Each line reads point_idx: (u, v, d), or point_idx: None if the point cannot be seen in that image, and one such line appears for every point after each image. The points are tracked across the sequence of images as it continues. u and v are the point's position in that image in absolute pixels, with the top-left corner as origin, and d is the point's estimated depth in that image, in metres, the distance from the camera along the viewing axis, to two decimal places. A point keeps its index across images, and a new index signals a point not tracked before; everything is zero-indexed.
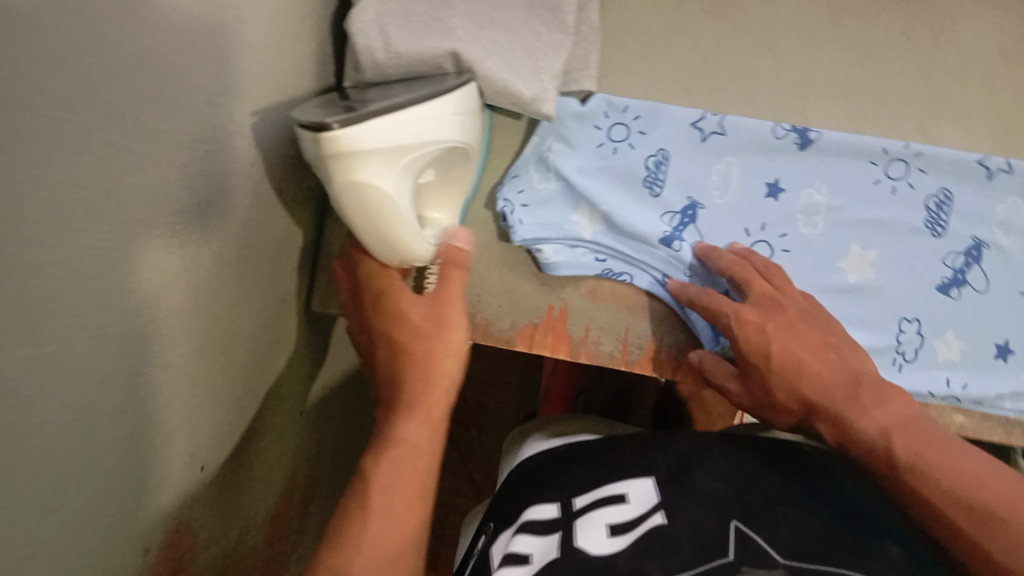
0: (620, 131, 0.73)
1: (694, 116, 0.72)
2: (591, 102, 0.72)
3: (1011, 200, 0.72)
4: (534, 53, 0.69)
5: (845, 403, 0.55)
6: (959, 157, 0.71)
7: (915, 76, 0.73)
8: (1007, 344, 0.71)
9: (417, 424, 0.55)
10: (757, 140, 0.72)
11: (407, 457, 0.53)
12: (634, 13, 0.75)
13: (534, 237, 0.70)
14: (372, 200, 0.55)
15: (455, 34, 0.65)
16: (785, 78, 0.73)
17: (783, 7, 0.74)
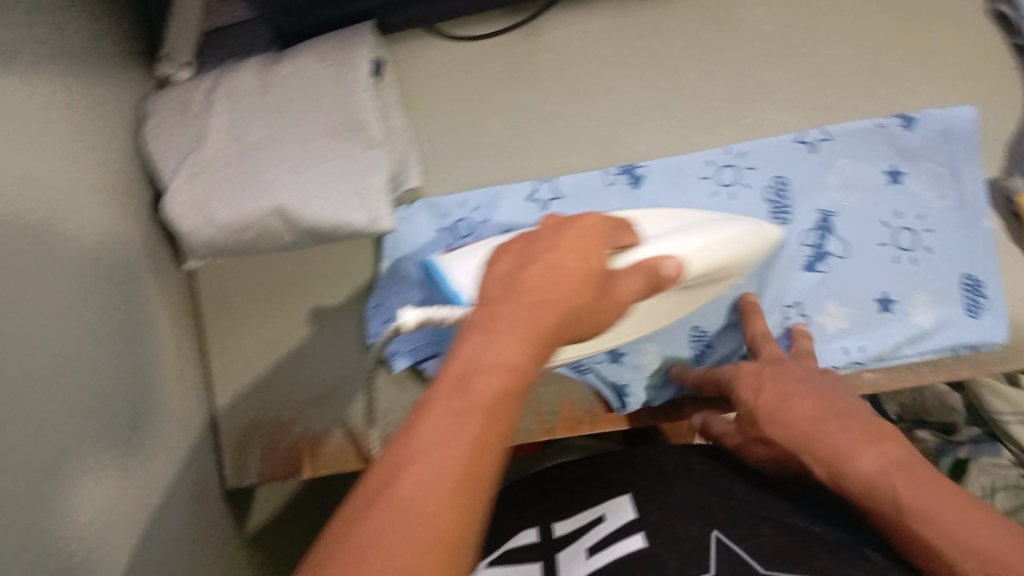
0: (463, 225, 0.72)
1: (526, 189, 0.73)
2: (413, 210, 0.74)
3: (843, 163, 0.72)
4: (355, 177, 0.69)
5: (834, 439, 0.51)
6: (777, 145, 0.73)
7: (711, 70, 0.74)
8: (890, 296, 0.69)
9: (495, 341, 0.37)
10: (590, 193, 0.72)
11: (513, 316, 0.38)
12: (434, 94, 0.75)
13: (418, 355, 0.74)
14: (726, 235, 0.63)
15: (275, 187, 0.68)
16: (594, 116, 0.74)
17: (567, 48, 0.75)
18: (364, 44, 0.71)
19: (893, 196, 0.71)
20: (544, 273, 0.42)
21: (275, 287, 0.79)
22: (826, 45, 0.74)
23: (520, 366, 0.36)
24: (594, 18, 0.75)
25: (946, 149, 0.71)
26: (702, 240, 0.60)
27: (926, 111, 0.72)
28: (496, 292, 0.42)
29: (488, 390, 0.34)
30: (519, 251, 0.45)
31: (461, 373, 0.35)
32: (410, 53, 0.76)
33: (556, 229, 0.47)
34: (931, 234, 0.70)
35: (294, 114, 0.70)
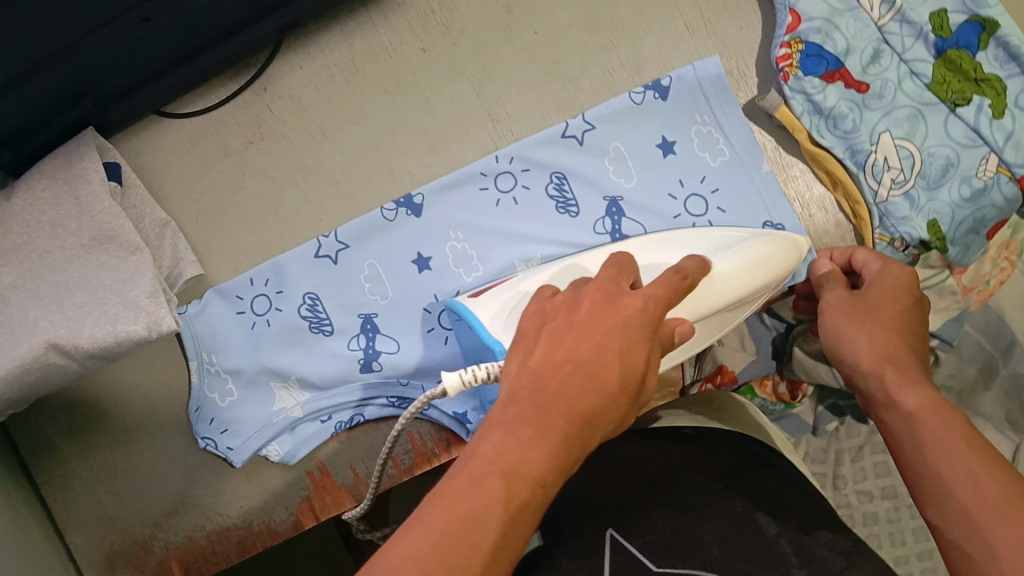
0: (262, 302, 0.71)
1: (311, 248, 0.71)
2: (206, 302, 0.71)
3: (614, 145, 0.71)
4: (124, 285, 0.66)
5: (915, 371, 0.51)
6: (542, 141, 0.71)
7: (450, 76, 0.73)
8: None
9: (513, 448, 0.35)
10: (376, 236, 0.71)
11: (540, 426, 0.36)
12: (187, 177, 0.73)
13: (255, 445, 0.70)
14: (758, 248, 0.60)
15: (42, 325, 0.64)
16: (353, 152, 0.73)
17: (304, 93, 0.74)
18: (90, 153, 0.68)
19: (671, 168, 0.71)
20: (575, 373, 0.38)
21: (89, 410, 0.73)
22: (549, 13, 0.73)
23: (540, 482, 0.35)
24: (320, 54, 0.74)
25: (706, 104, 0.71)
26: (737, 259, 0.58)
27: (676, 73, 0.71)
28: (531, 379, 0.38)
29: (499, 495, 0.33)
30: (551, 338, 0.40)
31: (475, 478, 0.34)
32: (147, 141, 0.73)
33: (600, 308, 0.41)
34: (717, 194, 0.70)
35: (41, 244, 0.67)
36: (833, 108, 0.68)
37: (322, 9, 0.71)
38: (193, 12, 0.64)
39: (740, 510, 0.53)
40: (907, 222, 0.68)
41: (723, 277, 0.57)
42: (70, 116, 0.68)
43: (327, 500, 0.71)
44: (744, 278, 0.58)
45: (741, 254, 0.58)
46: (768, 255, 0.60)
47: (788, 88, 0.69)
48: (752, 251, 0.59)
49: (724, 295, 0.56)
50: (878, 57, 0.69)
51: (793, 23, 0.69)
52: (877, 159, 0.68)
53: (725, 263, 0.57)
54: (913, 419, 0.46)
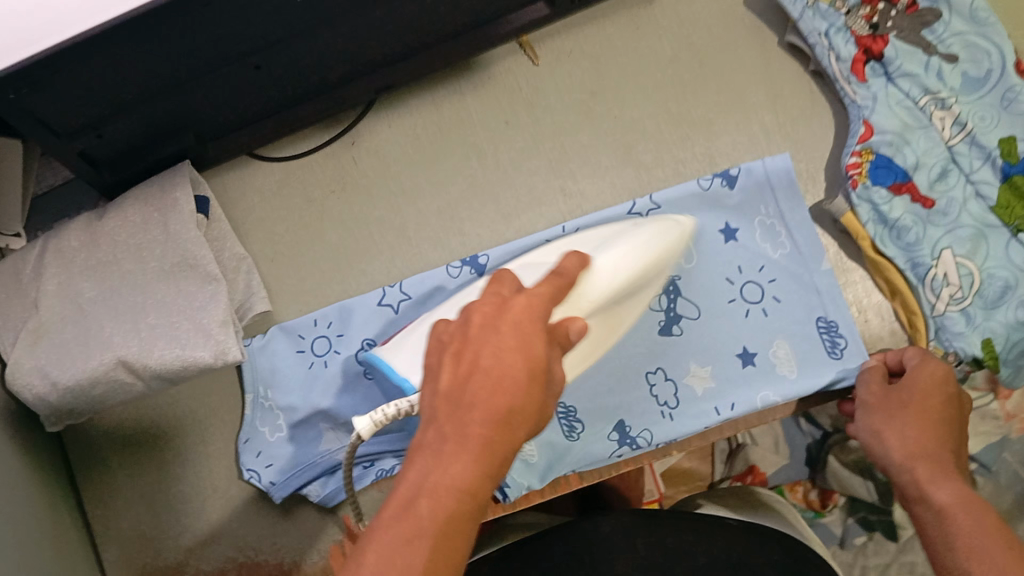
0: (323, 344, 0.73)
1: (376, 296, 0.73)
2: (270, 337, 0.74)
3: None
4: (197, 312, 0.69)
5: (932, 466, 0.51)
6: (610, 215, 0.72)
7: (529, 150, 0.77)
8: (749, 350, 0.69)
9: (438, 470, 0.36)
10: (438, 293, 0.73)
11: (455, 444, 0.36)
12: (269, 218, 0.76)
13: (297, 483, 0.71)
14: (650, 239, 0.62)
15: (114, 341, 0.67)
16: (428, 212, 0.76)
17: (389, 152, 0.77)
18: (183, 183, 0.72)
19: (731, 254, 0.72)
20: (488, 379, 0.38)
21: (144, 430, 0.75)
22: (630, 102, 0.77)
23: (467, 499, 0.35)
24: (409, 118, 0.78)
25: (771, 197, 0.73)
26: (621, 245, 0.60)
27: (743, 166, 0.74)
28: (451, 393, 0.38)
29: (431, 527, 0.35)
30: (455, 357, 0.39)
31: (404, 504, 0.35)
32: (236, 180, 0.77)
33: (491, 321, 0.40)
34: (774, 284, 0.71)
35: (124, 265, 0.70)
36: (898, 219, 0.70)
37: (417, 76, 0.75)
38: (300, 68, 0.68)
39: None
40: (963, 339, 0.68)
41: (608, 266, 0.58)
42: (171, 148, 0.72)
43: (357, 547, 0.71)
44: (625, 276, 0.59)
45: (604, 246, 0.61)
46: (651, 240, 0.62)
47: (855, 196, 0.71)
48: (617, 241, 0.61)
49: (601, 296, 0.57)
50: (946, 176, 0.71)
51: (866, 133, 0.72)
52: (937, 273, 0.69)
53: (604, 254, 0.59)
54: (943, 514, 0.47)
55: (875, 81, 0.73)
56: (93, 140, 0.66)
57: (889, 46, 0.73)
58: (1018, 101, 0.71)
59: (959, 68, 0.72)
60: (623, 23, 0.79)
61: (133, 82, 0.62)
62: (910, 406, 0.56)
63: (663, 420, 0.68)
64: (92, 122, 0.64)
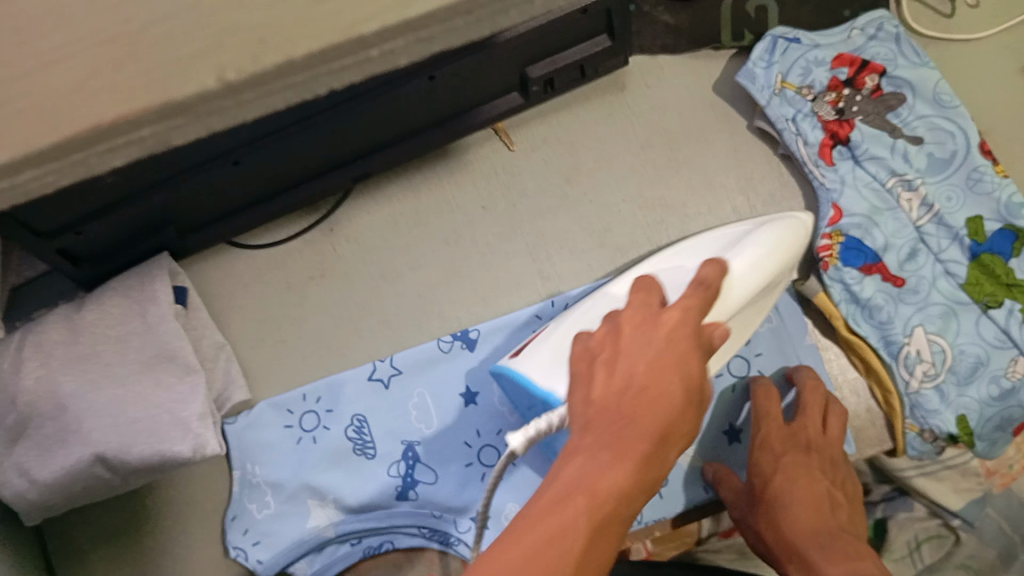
0: (311, 419, 0.73)
1: (366, 371, 0.74)
2: (255, 413, 0.73)
3: None
4: (177, 405, 0.69)
5: (814, 550, 0.55)
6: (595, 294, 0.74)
7: (506, 234, 0.78)
8: (734, 426, 0.72)
9: (596, 465, 0.36)
10: (427, 371, 0.74)
11: (615, 445, 0.37)
12: (249, 307, 0.77)
13: (284, 560, 0.70)
14: (789, 234, 0.59)
15: (94, 437, 0.66)
16: (407, 296, 0.77)
17: (368, 238, 0.78)
18: (162, 276, 0.72)
19: None
20: (643, 394, 0.39)
21: (124, 521, 0.75)
22: (605, 186, 0.78)
23: (627, 494, 0.35)
24: (388, 204, 0.79)
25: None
26: (770, 236, 0.57)
27: None
28: (603, 398, 0.40)
29: (584, 508, 0.34)
30: (606, 369, 0.42)
31: (558, 497, 0.35)
32: (215, 268, 0.77)
33: (643, 333, 0.43)
34: (759, 358, 0.73)
35: (104, 356, 0.70)
36: (869, 299, 0.72)
37: (394, 164, 0.77)
38: (279, 161, 0.69)
39: None
40: (937, 416, 0.69)
41: (745, 263, 0.55)
42: (149, 241, 0.72)
43: None
44: (768, 279, 0.58)
45: (754, 239, 0.57)
46: (767, 236, 0.57)
47: (827, 277, 0.73)
48: (766, 229, 0.58)
49: (748, 293, 0.55)
50: (915, 256, 0.73)
51: (836, 216, 0.73)
52: (909, 350, 0.70)
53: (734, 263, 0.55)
54: None
55: (843, 164, 0.75)
56: (71, 237, 0.66)
57: (855, 131, 0.75)
58: (983, 181, 0.73)
59: (925, 149, 0.74)
60: (596, 108, 0.81)
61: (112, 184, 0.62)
62: (770, 501, 0.61)
63: (653, 498, 0.70)
64: (71, 221, 0.64)
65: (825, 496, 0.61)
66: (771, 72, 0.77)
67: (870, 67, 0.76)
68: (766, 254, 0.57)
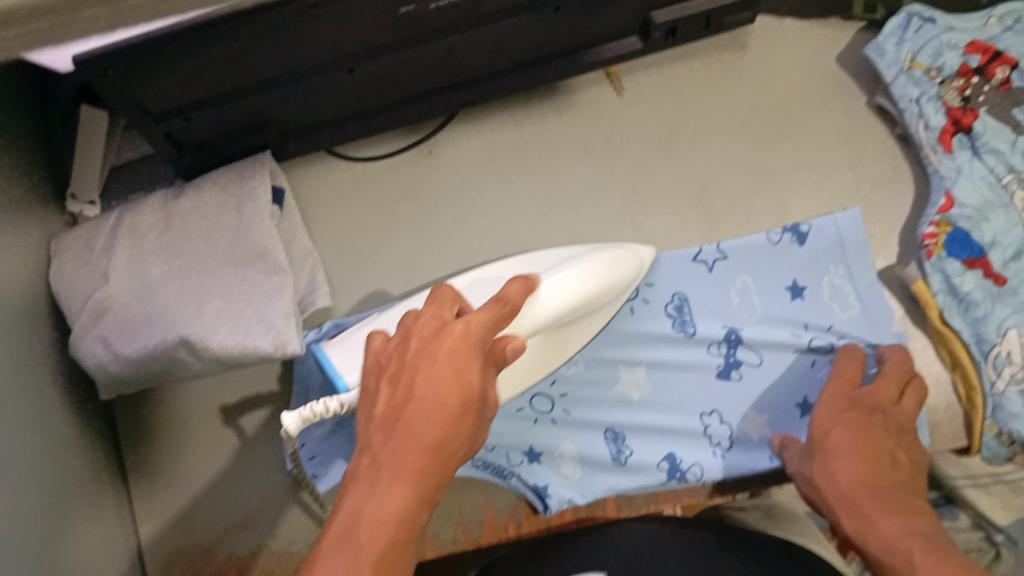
0: None
1: None
2: (320, 331, 0.73)
3: (743, 280, 0.73)
4: (262, 304, 0.70)
5: (870, 506, 0.56)
6: (675, 262, 0.73)
7: (603, 180, 0.77)
8: (809, 401, 0.71)
9: (378, 492, 0.39)
10: None
11: (392, 471, 0.39)
12: (340, 216, 0.77)
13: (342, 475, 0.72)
14: (627, 263, 0.64)
15: (179, 322, 0.68)
16: (494, 228, 0.77)
17: (465, 166, 0.78)
18: (262, 178, 0.73)
19: (797, 310, 0.72)
20: (422, 413, 0.40)
21: (195, 410, 0.77)
22: (709, 144, 0.78)
23: (406, 515, 0.38)
24: (488, 134, 0.78)
25: (843, 259, 0.73)
26: (604, 258, 0.62)
27: (815, 223, 0.74)
28: (382, 414, 0.42)
29: (377, 539, 0.38)
30: (393, 383, 0.42)
31: (346, 528, 0.38)
32: (311, 173, 0.78)
33: (426, 346, 0.43)
34: (842, 341, 0.71)
35: (195, 247, 0.71)
36: (969, 292, 0.70)
37: (500, 95, 0.76)
38: (391, 75, 0.69)
39: None
40: (1019, 420, 0.68)
41: (570, 275, 0.58)
42: (254, 140, 0.72)
43: None
44: (608, 292, 0.62)
45: (583, 262, 0.60)
46: (603, 258, 0.62)
47: (928, 265, 0.71)
48: (601, 253, 0.62)
49: (558, 309, 0.57)
50: (1021, 256, 0.71)
51: (946, 205, 0.72)
52: (1001, 351, 0.69)
53: (557, 273, 0.58)
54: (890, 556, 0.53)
55: (961, 153, 0.73)
56: (182, 123, 0.67)
57: (978, 120, 0.73)
58: None
59: None
60: (713, 64, 0.79)
61: (230, 74, 0.62)
62: (827, 450, 0.61)
63: (715, 460, 0.70)
64: (186, 108, 0.65)
65: (886, 453, 0.61)
66: (901, 49, 0.74)
67: (1003, 58, 0.74)
68: (611, 277, 0.62)
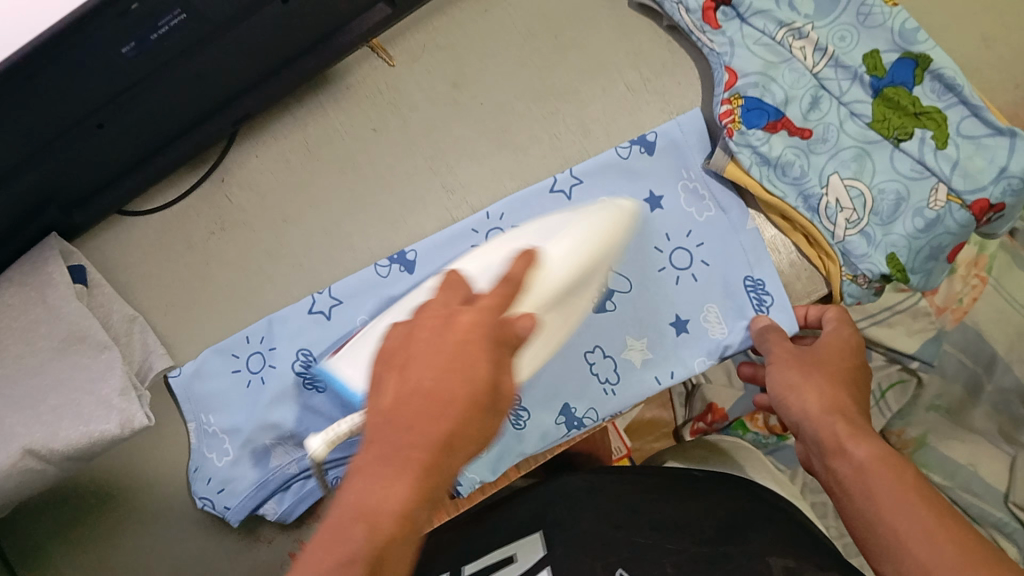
0: (257, 360, 0.71)
1: (305, 304, 0.72)
2: (201, 360, 0.71)
3: (601, 199, 0.73)
4: (97, 383, 0.67)
5: (849, 432, 0.48)
6: (532, 199, 0.73)
7: (405, 151, 0.76)
8: (681, 317, 0.70)
9: (376, 487, 0.36)
10: (366, 294, 0.72)
11: (392, 466, 0.36)
12: (155, 272, 0.75)
13: (252, 504, 0.70)
14: (616, 217, 0.61)
15: (21, 433, 0.63)
16: (313, 234, 0.75)
17: (262, 183, 0.76)
18: (55, 257, 0.69)
19: (659, 220, 0.72)
20: (418, 406, 0.38)
21: (71, 513, 0.71)
22: (494, 85, 0.77)
23: (406, 514, 0.36)
24: (276, 143, 0.76)
25: (690, 161, 0.74)
26: (596, 216, 0.61)
27: (661, 129, 0.74)
28: (388, 400, 0.39)
29: (364, 534, 0.35)
30: (397, 367, 0.40)
31: (342, 526, 0.36)
32: (113, 240, 0.75)
33: (436, 330, 0.41)
34: (702, 247, 0.72)
35: (15, 350, 0.67)
36: (780, 156, 0.70)
37: (274, 101, 0.74)
38: (166, 109, 0.66)
39: (753, 554, 0.52)
40: (867, 259, 0.69)
41: (567, 241, 0.58)
42: (36, 225, 0.69)
43: None
44: (609, 250, 0.60)
45: (574, 221, 0.60)
46: (592, 224, 0.60)
47: (734, 144, 0.71)
48: (590, 215, 0.61)
49: (566, 277, 0.56)
50: (817, 103, 0.72)
51: (731, 79, 0.72)
52: (828, 201, 0.70)
53: (555, 244, 0.58)
54: (866, 481, 0.44)
55: (729, 24, 0.74)
56: None
57: None
58: (874, 14, 0.72)
59: None
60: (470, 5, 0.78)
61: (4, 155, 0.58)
62: (820, 376, 0.53)
63: (606, 397, 0.69)
64: None
65: (860, 394, 0.54)
66: None
67: None
68: (603, 225, 0.60)
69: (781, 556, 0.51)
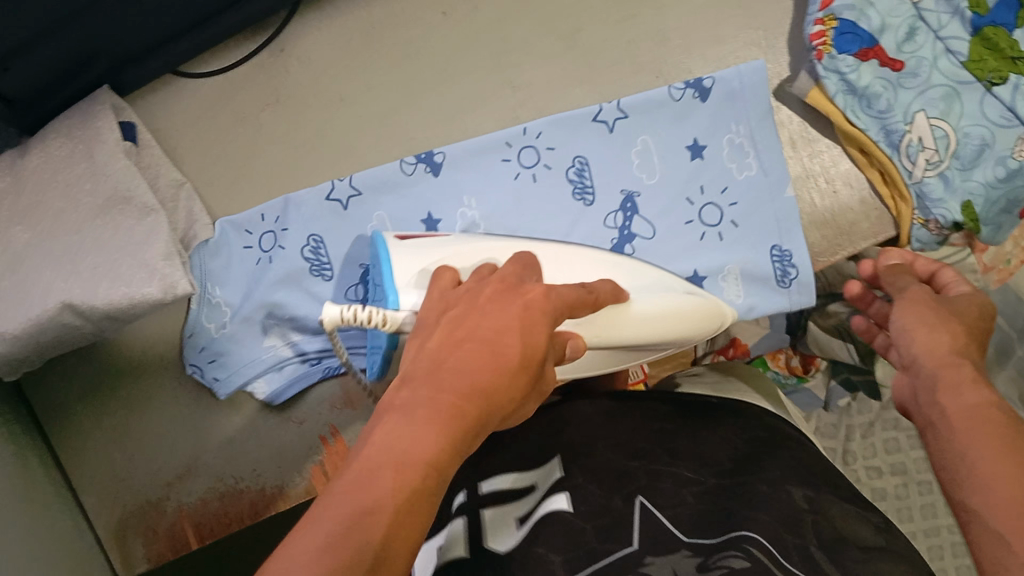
0: (269, 240, 0.69)
1: (322, 189, 0.69)
2: (217, 233, 0.70)
3: (643, 139, 0.70)
4: (135, 249, 0.63)
5: (955, 372, 0.44)
6: (569, 121, 0.70)
7: (469, 41, 0.73)
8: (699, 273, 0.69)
9: (407, 431, 0.29)
10: (387, 189, 0.70)
11: (430, 408, 0.30)
12: (205, 140, 0.73)
13: (240, 381, 0.69)
14: (703, 310, 0.62)
15: (55, 285, 0.61)
16: (367, 118, 0.73)
17: (318, 58, 0.73)
18: (104, 113, 0.67)
19: (695, 171, 0.70)
20: (470, 357, 0.33)
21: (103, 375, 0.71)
22: None
23: (437, 466, 0.29)
24: (337, 18, 0.73)
25: (744, 113, 0.69)
26: (687, 302, 0.61)
27: (716, 74, 0.69)
28: (435, 346, 0.34)
29: (392, 485, 0.27)
30: (450, 325, 0.36)
31: (369, 465, 0.27)
32: (164, 103, 0.73)
33: (503, 294, 0.38)
34: (733, 208, 0.69)
35: (56, 203, 0.65)
36: (867, 87, 0.67)
37: None
38: None
39: (773, 482, 0.51)
40: (942, 205, 0.67)
41: (656, 298, 0.59)
42: (85, 75, 0.67)
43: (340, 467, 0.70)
44: (687, 328, 0.61)
45: (652, 291, 0.59)
46: (671, 297, 0.60)
47: (821, 68, 0.68)
48: (673, 295, 0.60)
49: (642, 334, 0.57)
50: (913, 35, 0.67)
51: None
52: (911, 139, 0.67)
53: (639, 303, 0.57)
54: (961, 421, 0.41)
55: None
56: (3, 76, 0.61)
57: None
58: None
59: None
60: None
61: None
62: (931, 315, 0.50)
63: None
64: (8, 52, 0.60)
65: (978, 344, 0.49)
66: None
67: None
68: (689, 313, 0.61)
69: (796, 485, 0.50)
